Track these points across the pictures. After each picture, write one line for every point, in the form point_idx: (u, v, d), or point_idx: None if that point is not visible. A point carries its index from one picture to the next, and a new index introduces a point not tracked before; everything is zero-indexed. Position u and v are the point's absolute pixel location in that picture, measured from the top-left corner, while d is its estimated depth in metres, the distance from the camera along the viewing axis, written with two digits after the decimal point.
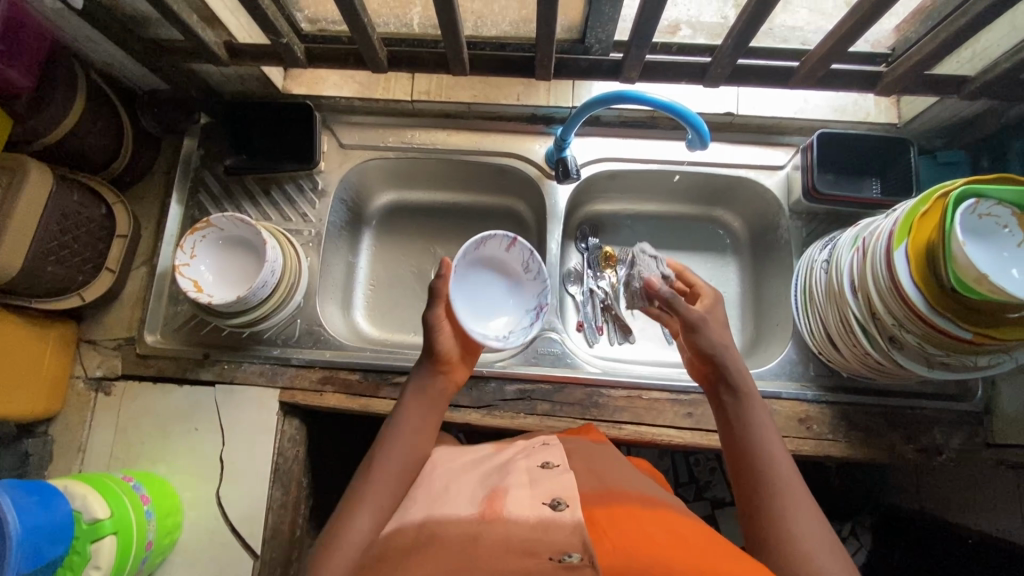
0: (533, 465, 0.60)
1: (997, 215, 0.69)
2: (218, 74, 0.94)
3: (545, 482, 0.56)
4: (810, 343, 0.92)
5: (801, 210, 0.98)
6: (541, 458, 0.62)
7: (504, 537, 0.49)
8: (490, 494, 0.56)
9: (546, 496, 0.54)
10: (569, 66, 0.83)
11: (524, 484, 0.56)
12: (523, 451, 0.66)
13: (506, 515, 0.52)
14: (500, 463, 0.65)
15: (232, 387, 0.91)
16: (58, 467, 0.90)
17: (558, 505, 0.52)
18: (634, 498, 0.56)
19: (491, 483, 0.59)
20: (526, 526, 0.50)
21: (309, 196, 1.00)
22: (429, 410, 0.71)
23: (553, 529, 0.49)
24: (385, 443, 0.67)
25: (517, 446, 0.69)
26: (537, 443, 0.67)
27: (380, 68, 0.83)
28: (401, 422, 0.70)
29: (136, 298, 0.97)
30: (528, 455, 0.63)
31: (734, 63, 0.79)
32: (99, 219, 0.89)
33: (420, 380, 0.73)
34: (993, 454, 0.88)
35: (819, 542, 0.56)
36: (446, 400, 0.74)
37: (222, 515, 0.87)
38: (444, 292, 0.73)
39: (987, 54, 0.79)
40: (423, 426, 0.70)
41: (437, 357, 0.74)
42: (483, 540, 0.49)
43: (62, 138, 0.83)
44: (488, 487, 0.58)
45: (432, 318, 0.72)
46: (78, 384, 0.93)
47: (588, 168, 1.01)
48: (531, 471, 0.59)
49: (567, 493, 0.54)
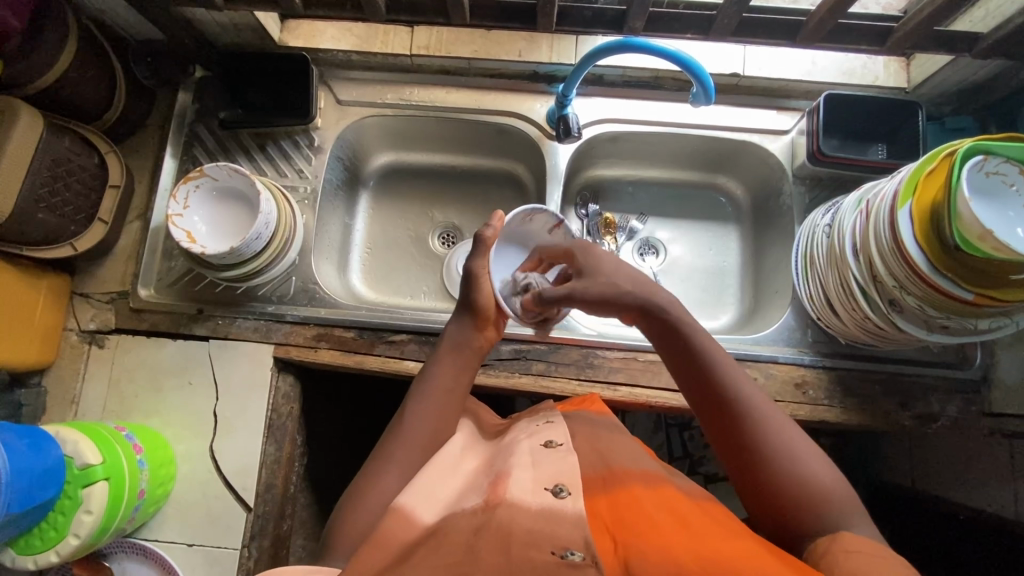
0: (536, 443, 0.58)
1: (1003, 172, 0.67)
2: (213, 22, 0.92)
3: (547, 464, 0.55)
4: (809, 309, 0.91)
5: (804, 175, 0.96)
6: (544, 436, 0.60)
7: (504, 527, 0.47)
8: (495, 481, 0.54)
9: (549, 481, 0.52)
10: (572, 17, 0.82)
11: (525, 465, 0.55)
12: (525, 431, 0.64)
13: (508, 502, 0.50)
14: (502, 444, 0.63)
15: (226, 342, 0.91)
16: (52, 417, 0.90)
17: (560, 491, 0.51)
18: (638, 479, 0.56)
19: (494, 468, 0.57)
20: (529, 516, 0.48)
21: (305, 152, 0.99)
22: (462, 368, 0.71)
23: (557, 520, 0.48)
24: (414, 401, 0.67)
25: (520, 426, 0.67)
26: (539, 421, 0.65)
27: (378, 14, 0.81)
28: (433, 379, 0.69)
29: (129, 253, 0.96)
30: (531, 434, 0.61)
31: (741, 15, 0.77)
32: (91, 168, 0.88)
33: (452, 335, 0.73)
34: (989, 422, 0.88)
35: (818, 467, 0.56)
36: (479, 356, 0.73)
37: (216, 469, 0.87)
38: (490, 241, 0.73)
39: (1000, 11, 0.76)
40: (453, 381, 0.69)
41: (478, 313, 0.73)
42: (486, 530, 0.47)
43: (53, 84, 0.81)
44: (492, 474, 0.57)
45: (478, 268, 0.72)
46: (71, 336, 0.92)
47: (590, 129, 0.99)
48: (534, 451, 0.57)
49: (570, 478, 0.52)
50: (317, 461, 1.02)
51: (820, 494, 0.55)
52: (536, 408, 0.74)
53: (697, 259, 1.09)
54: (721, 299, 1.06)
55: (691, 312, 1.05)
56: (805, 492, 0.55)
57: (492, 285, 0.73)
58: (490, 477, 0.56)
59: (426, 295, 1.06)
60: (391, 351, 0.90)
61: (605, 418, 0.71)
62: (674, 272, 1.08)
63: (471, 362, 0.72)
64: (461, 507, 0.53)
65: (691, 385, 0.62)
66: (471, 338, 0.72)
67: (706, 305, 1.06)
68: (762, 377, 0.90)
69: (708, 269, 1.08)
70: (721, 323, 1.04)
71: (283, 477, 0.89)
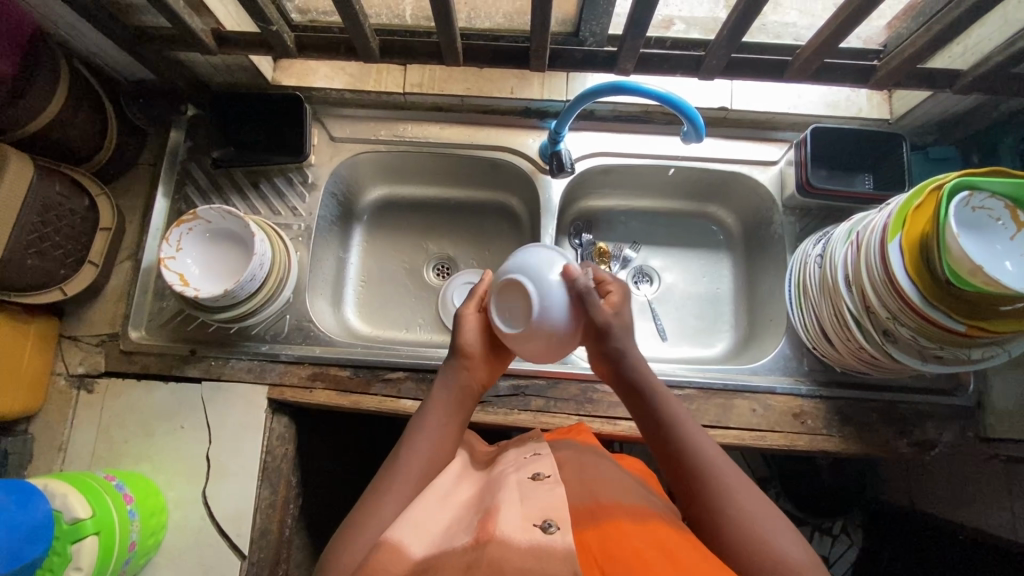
0: (525, 476, 0.58)
1: (990, 208, 0.68)
2: (206, 64, 0.92)
3: (537, 497, 0.54)
4: (804, 338, 0.91)
5: (794, 205, 0.98)
6: (531, 469, 0.60)
7: (495, 564, 0.46)
8: (483, 517, 0.53)
9: (537, 517, 0.51)
10: (563, 58, 0.83)
11: (514, 500, 0.54)
12: (513, 463, 0.63)
13: (498, 538, 0.49)
14: (492, 476, 0.63)
15: (219, 384, 0.89)
16: (38, 466, 0.87)
17: (549, 526, 0.50)
18: (626, 512, 0.55)
19: (483, 503, 0.56)
20: (519, 551, 0.47)
21: (299, 189, 0.99)
22: (455, 412, 0.71)
23: (548, 558, 0.47)
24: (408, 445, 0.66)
25: (510, 456, 0.67)
26: (528, 454, 0.65)
27: (372, 57, 0.82)
28: (426, 422, 0.69)
29: (120, 294, 0.94)
30: (519, 467, 0.61)
31: (728, 56, 0.79)
32: (82, 211, 0.87)
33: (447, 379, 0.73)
34: (984, 448, 0.89)
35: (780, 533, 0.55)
36: (473, 399, 0.74)
37: (209, 515, 0.85)
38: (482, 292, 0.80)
39: (979, 49, 0.79)
40: (444, 421, 0.70)
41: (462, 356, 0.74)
42: (477, 568, 0.46)
43: (44, 128, 0.80)
44: (481, 508, 0.55)
45: (462, 312, 0.77)
46: (59, 381, 0.90)
47: (583, 162, 1.00)
48: (521, 484, 0.57)
49: (559, 513, 0.52)
50: (314, 500, 1.00)
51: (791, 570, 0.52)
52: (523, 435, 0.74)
53: (690, 286, 1.09)
54: (715, 327, 1.07)
55: (687, 341, 1.05)
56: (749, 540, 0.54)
57: (476, 326, 0.76)
58: (479, 510, 0.55)
59: (421, 327, 1.05)
60: (387, 390, 0.89)
61: (594, 448, 0.71)
62: (668, 300, 1.08)
63: (466, 408, 0.73)
64: (448, 542, 0.51)
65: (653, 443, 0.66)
66: (457, 376, 0.73)
67: (701, 333, 1.06)
68: (761, 408, 0.90)
69: (702, 297, 1.09)
70: (716, 351, 1.05)
71: (278, 521, 0.87)
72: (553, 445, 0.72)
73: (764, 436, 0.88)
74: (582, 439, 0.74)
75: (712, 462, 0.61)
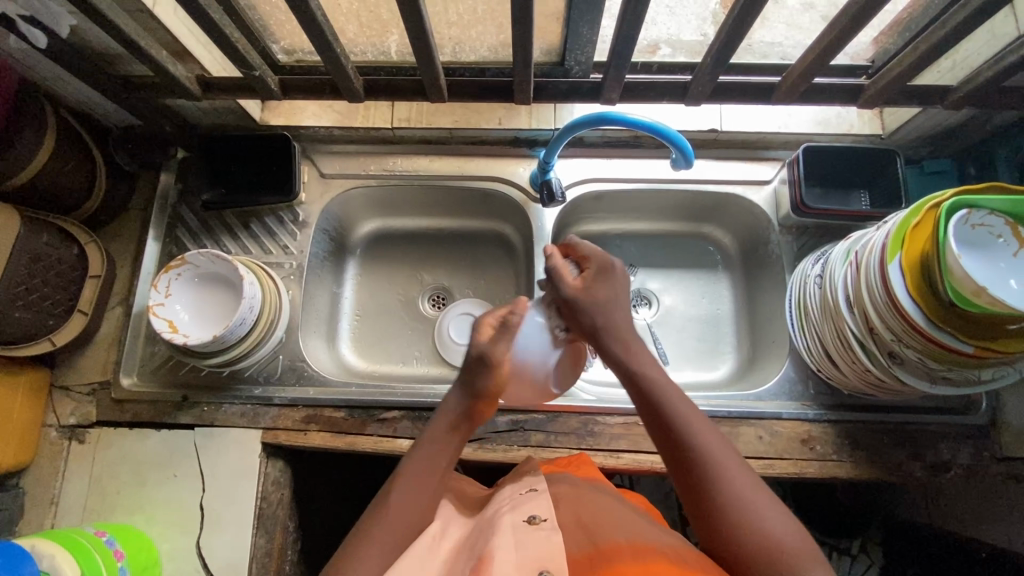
0: (519, 519, 0.56)
1: (990, 225, 0.67)
2: (194, 108, 0.93)
3: (531, 544, 0.52)
4: (808, 361, 0.89)
5: (790, 224, 0.97)
6: (527, 510, 0.57)
7: None
8: (474, 564, 0.51)
9: (532, 566, 0.49)
10: (549, 89, 0.84)
11: (507, 546, 0.52)
12: (508, 503, 0.61)
13: None
14: (485, 518, 0.61)
15: (212, 430, 0.88)
16: (29, 522, 0.85)
17: None
18: (626, 555, 0.53)
19: (475, 550, 0.54)
20: None
21: (290, 228, 0.98)
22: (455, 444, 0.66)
23: None
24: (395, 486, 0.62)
25: (504, 494, 0.65)
26: (523, 490, 0.63)
27: (357, 97, 0.82)
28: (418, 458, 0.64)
29: (111, 340, 0.94)
30: (515, 507, 0.59)
31: (715, 81, 0.79)
32: (71, 259, 0.86)
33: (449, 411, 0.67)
34: (1002, 467, 0.86)
35: (765, 508, 0.55)
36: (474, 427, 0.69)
37: (203, 567, 0.83)
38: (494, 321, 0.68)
39: (967, 63, 0.79)
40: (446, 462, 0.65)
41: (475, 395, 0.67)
42: None
43: (30, 180, 0.80)
44: (472, 553, 0.54)
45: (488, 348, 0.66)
46: (50, 433, 0.89)
47: (573, 189, 1.00)
48: (516, 528, 0.54)
49: (556, 563, 0.49)
50: (312, 543, 0.98)
51: (777, 547, 0.53)
52: (520, 471, 0.73)
53: (690, 308, 1.07)
54: (718, 349, 1.04)
55: (690, 365, 1.03)
56: (760, 545, 0.53)
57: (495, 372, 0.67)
58: (471, 555, 0.53)
59: (418, 360, 1.03)
60: (383, 431, 0.87)
61: (591, 481, 0.69)
62: (669, 324, 1.06)
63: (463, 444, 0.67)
64: None
65: (653, 433, 0.63)
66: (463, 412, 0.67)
67: (704, 356, 1.04)
68: (767, 435, 0.87)
69: (703, 318, 1.07)
70: (719, 374, 1.03)
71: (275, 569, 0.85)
72: (550, 480, 0.70)
73: (772, 464, 0.85)
74: (578, 474, 0.73)
75: (695, 433, 0.60)
